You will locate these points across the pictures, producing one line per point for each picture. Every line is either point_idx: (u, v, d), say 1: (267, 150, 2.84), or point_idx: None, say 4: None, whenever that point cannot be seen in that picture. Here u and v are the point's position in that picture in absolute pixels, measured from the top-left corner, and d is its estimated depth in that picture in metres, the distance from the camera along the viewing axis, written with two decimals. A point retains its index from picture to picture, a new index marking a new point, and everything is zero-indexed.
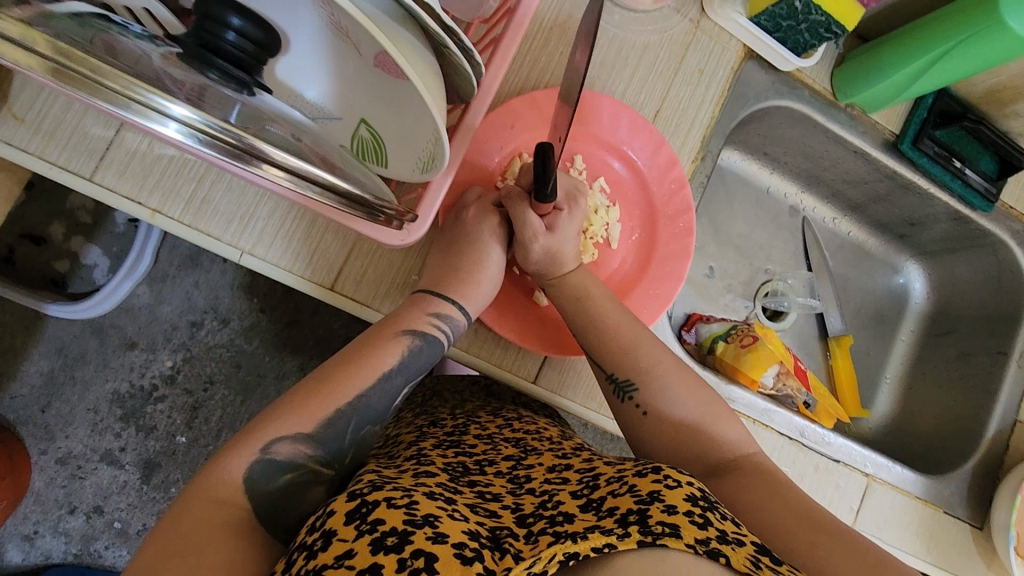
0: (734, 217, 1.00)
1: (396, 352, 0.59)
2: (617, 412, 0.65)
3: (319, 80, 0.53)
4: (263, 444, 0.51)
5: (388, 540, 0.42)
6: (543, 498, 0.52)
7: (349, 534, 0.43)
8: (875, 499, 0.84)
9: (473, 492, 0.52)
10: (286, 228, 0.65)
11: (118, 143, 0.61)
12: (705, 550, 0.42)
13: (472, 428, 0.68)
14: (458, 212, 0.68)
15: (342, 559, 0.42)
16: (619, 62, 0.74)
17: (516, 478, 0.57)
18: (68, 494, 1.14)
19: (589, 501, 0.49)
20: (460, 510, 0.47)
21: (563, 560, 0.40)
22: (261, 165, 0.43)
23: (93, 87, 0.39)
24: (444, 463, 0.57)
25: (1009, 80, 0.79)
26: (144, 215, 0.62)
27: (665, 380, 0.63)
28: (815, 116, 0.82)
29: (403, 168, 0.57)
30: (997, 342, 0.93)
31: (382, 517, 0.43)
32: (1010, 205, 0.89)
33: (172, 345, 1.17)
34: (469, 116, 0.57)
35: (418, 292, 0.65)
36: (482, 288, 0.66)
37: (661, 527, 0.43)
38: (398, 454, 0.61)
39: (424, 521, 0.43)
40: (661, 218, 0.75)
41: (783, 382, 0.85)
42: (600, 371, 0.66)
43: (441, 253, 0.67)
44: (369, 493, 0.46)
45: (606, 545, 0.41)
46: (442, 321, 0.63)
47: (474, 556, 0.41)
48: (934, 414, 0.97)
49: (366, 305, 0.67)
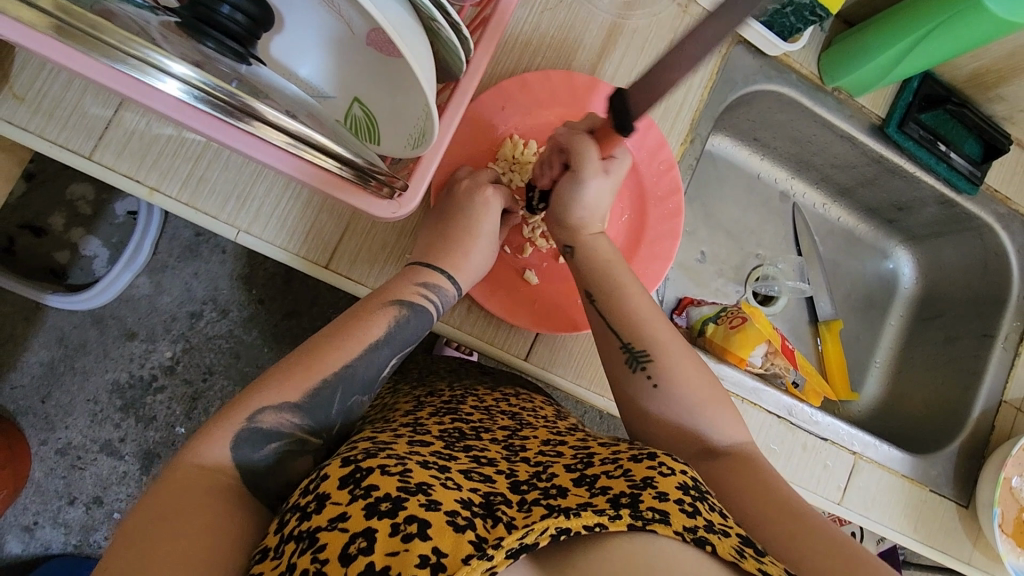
0: (726, 203, 1.02)
1: (383, 322, 0.61)
2: (622, 382, 0.65)
3: (315, 59, 0.54)
4: (249, 414, 0.53)
5: (382, 505, 0.43)
6: (538, 468, 0.53)
7: (343, 498, 0.45)
8: (862, 478, 0.85)
9: (469, 458, 0.53)
10: (282, 208, 0.66)
11: (117, 122, 0.62)
12: (691, 538, 0.44)
13: (470, 399, 0.69)
14: (451, 185, 0.70)
15: (335, 521, 0.43)
16: (609, 45, 0.76)
17: (512, 446, 0.58)
18: (69, 484, 1.15)
19: (583, 476, 0.50)
20: (453, 477, 0.48)
21: (554, 534, 0.41)
22: (254, 122, 0.48)
23: (94, 44, 0.44)
24: (440, 430, 0.58)
25: (992, 63, 0.81)
26: (142, 193, 0.63)
27: (651, 354, 0.64)
28: (803, 100, 0.83)
29: (396, 144, 0.57)
30: (983, 324, 0.95)
31: (376, 483, 0.45)
32: (995, 189, 0.91)
33: (171, 335, 1.18)
34: (459, 93, 0.58)
35: (412, 264, 0.66)
36: (472, 259, 0.68)
37: (651, 513, 0.44)
38: (394, 420, 0.62)
39: (417, 489, 0.45)
40: (650, 199, 0.76)
41: (771, 361, 0.87)
42: (615, 339, 0.66)
43: (432, 231, 0.68)
44: (363, 460, 0.48)
45: (597, 525, 0.42)
46: (431, 290, 0.64)
47: (466, 524, 0.43)
48: (922, 397, 0.99)
49: (358, 283, 0.68)
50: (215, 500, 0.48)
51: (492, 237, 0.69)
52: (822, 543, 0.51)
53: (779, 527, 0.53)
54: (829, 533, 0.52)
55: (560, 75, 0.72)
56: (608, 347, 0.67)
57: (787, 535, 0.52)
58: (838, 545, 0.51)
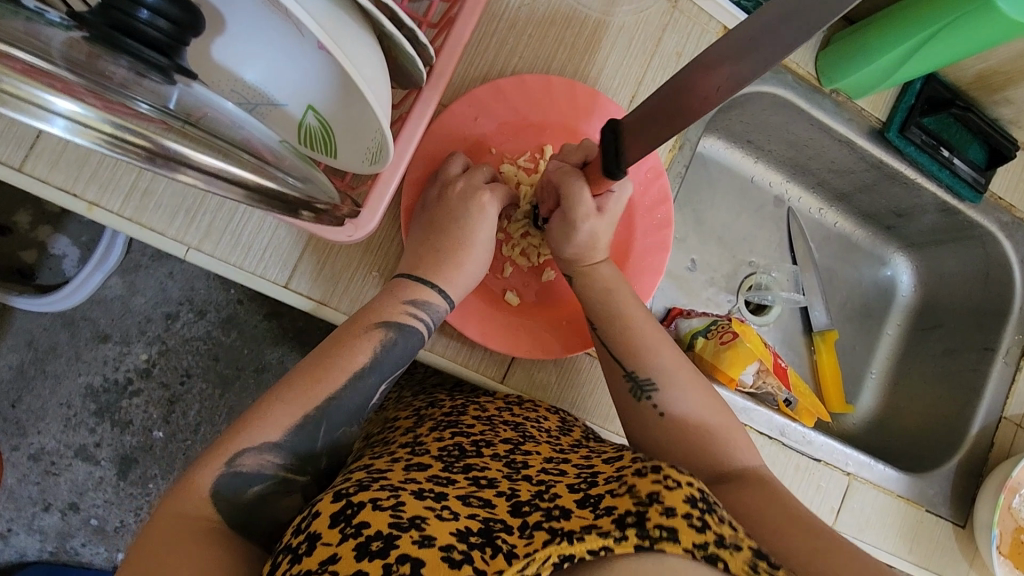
0: (716, 209, 0.97)
1: (368, 348, 0.56)
2: (630, 412, 0.61)
3: (258, 63, 0.48)
4: (228, 457, 0.49)
5: (373, 544, 0.40)
6: (540, 486, 0.49)
7: (334, 537, 0.42)
8: (856, 499, 0.82)
9: (467, 480, 0.50)
10: (236, 222, 0.61)
11: (49, 130, 0.57)
12: (702, 556, 0.40)
13: (470, 409, 0.64)
14: (443, 186, 0.64)
15: (326, 564, 0.41)
16: (593, 45, 0.71)
17: (513, 463, 0.53)
18: (42, 491, 1.10)
19: (587, 497, 0.46)
20: (449, 506, 0.45)
21: (557, 563, 0.39)
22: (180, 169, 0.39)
23: None
24: (438, 450, 0.55)
25: (1000, 65, 0.76)
26: (80, 208, 0.58)
27: (657, 379, 0.60)
28: (799, 102, 0.79)
29: (354, 160, 0.53)
30: (983, 337, 0.91)
31: (367, 519, 0.42)
32: (999, 196, 0.87)
33: (147, 337, 1.13)
34: (424, 98, 0.54)
35: (398, 276, 0.61)
36: (466, 269, 0.63)
37: (658, 531, 0.40)
38: (393, 442, 0.59)
39: (410, 524, 0.42)
40: (639, 210, 0.71)
41: (763, 380, 0.82)
42: (618, 367, 0.63)
43: (423, 233, 0.63)
44: (354, 494, 0.45)
45: (603, 547, 0.39)
46: (421, 308, 0.59)
47: (463, 559, 0.40)
48: (917, 410, 0.95)
49: (330, 307, 0.64)
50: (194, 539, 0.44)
51: (487, 243, 0.65)
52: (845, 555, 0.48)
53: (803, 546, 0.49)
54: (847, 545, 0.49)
55: (537, 81, 0.66)
56: (612, 376, 0.63)
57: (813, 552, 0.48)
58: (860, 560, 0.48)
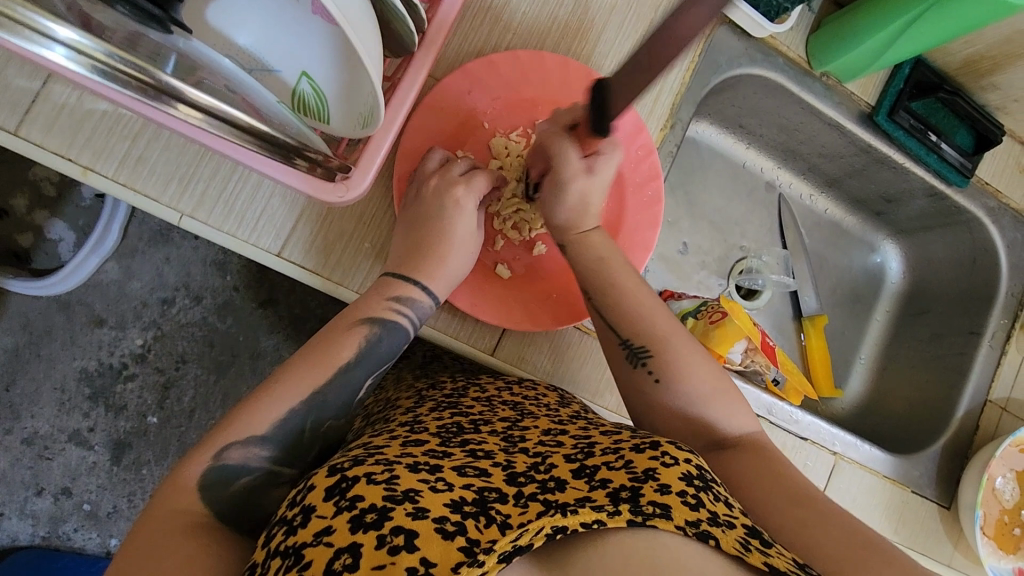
0: (709, 194, 0.98)
1: (352, 344, 0.56)
2: (625, 380, 0.62)
3: (253, 25, 0.48)
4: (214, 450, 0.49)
5: (367, 517, 0.40)
6: (536, 459, 0.50)
7: (329, 510, 0.42)
8: (842, 478, 0.83)
9: (463, 452, 0.50)
10: (229, 191, 0.62)
11: (44, 96, 0.58)
12: (694, 532, 0.41)
13: (471, 391, 0.65)
14: (419, 184, 0.64)
15: (321, 535, 0.40)
16: (586, 22, 0.72)
17: (510, 437, 0.54)
18: (36, 475, 1.10)
19: (583, 468, 0.48)
20: (444, 477, 0.45)
21: (550, 534, 0.39)
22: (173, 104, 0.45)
23: None
24: (437, 427, 0.55)
25: (987, 49, 0.78)
26: (75, 173, 0.59)
27: (652, 347, 0.61)
28: (789, 85, 0.80)
29: (348, 124, 0.53)
30: (969, 322, 0.92)
31: (361, 493, 0.42)
32: (987, 182, 0.88)
33: (142, 322, 1.12)
34: (415, 64, 0.56)
35: (385, 274, 0.62)
36: (447, 264, 0.63)
37: (652, 507, 0.42)
38: (393, 419, 0.59)
39: (404, 496, 0.42)
40: (629, 186, 0.72)
41: (751, 359, 0.83)
42: (614, 336, 0.63)
43: (406, 227, 0.64)
44: (349, 469, 0.45)
45: (595, 521, 0.40)
46: (404, 304, 0.60)
47: (457, 530, 0.40)
48: (905, 395, 0.96)
49: (338, 284, 0.65)
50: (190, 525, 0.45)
51: (465, 240, 0.64)
52: (827, 521, 0.50)
53: (789, 514, 0.50)
54: (828, 508, 0.51)
55: (529, 56, 0.68)
56: (608, 346, 0.64)
57: (797, 520, 0.50)
58: (841, 525, 0.50)
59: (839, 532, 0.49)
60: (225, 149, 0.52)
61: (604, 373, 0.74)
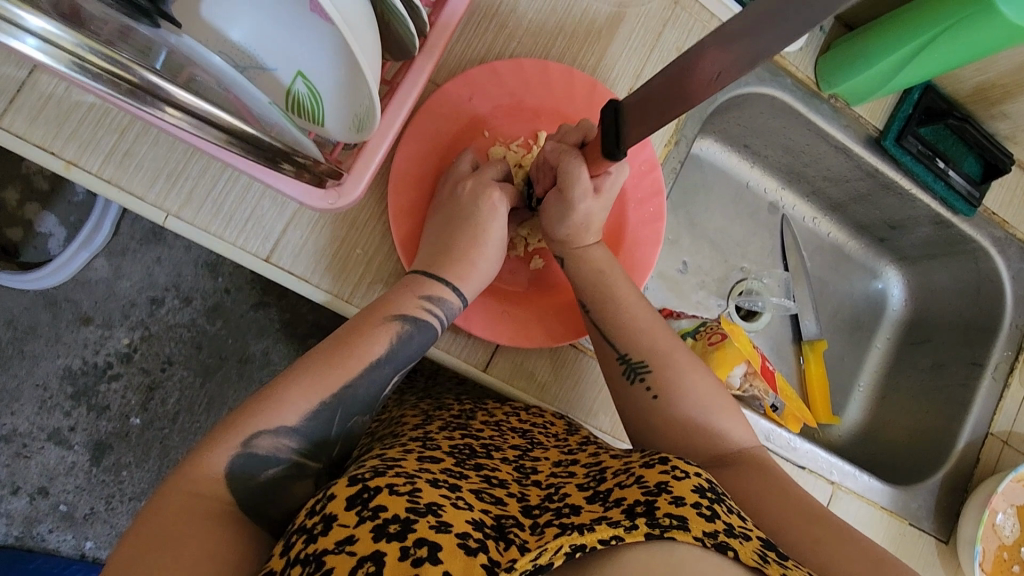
0: (712, 213, 0.97)
1: (385, 339, 0.55)
2: (623, 396, 0.61)
3: (245, 17, 0.45)
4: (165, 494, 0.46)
5: (390, 527, 0.38)
6: (550, 490, 0.48)
7: (351, 519, 0.40)
8: (839, 508, 0.81)
9: (480, 477, 0.48)
10: (218, 190, 0.60)
11: (31, 85, 0.56)
12: (713, 544, 0.39)
13: (479, 414, 0.63)
14: (454, 184, 0.64)
15: (343, 544, 0.38)
16: (593, 34, 0.70)
17: (522, 469, 0.52)
18: (11, 474, 1.07)
19: (596, 494, 0.45)
20: (464, 497, 0.43)
21: (569, 553, 0.37)
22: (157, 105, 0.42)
23: None
24: (450, 445, 0.53)
25: (998, 77, 0.77)
26: (58, 166, 0.57)
27: (682, 384, 0.59)
28: (796, 106, 0.78)
29: (341, 128, 0.51)
30: (972, 352, 0.91)
31: (384, 504, 0.40)
32: (993, 211, 0.87)
33: (129, 322, 1.10)
34: (413, 73, 0.55)
35: (412, 273, 0.60)
36: (479, 266, 0.62)
37: (668, 519, 0.39)
38: (403, 434, 0.56)
39: (427, 510, 0.40)
40: (630, 201, 0.70)
41: (750, 382, 0.80)
42: (611, 350, 0.62)
43: (437, 227, 0.63)
44: (370, 479, 0.43)
45: (613, 538, 0.38)
46: (435, 304, 0.58)
47: (479, 547, 0.38)
48: (906, 424, 0.94)
49: (338, 298, 0.63)
50: (208, 518, 0.44)
51: (498, 243, 0.64)
52: (823, 524, 0.50)
53: (801, 531, 0.49)
54: (821, 512, 0.51)
55: (533, 65, 0.66)
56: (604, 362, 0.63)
57: (811, 541, 0.48)
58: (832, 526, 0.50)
59: (828, 529, 0.49)
60: (223, 156, 0.51)
61: (600, 391, 0.71)
